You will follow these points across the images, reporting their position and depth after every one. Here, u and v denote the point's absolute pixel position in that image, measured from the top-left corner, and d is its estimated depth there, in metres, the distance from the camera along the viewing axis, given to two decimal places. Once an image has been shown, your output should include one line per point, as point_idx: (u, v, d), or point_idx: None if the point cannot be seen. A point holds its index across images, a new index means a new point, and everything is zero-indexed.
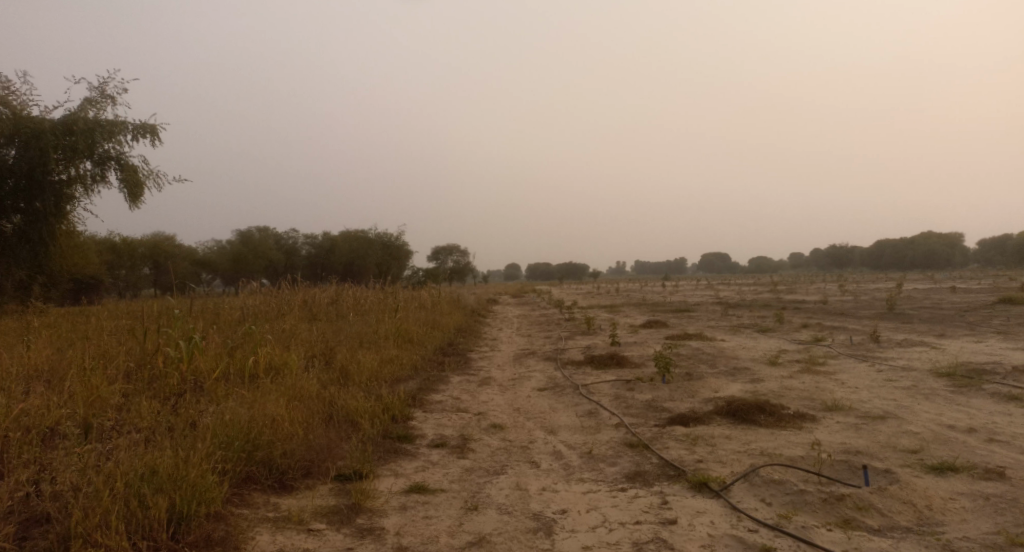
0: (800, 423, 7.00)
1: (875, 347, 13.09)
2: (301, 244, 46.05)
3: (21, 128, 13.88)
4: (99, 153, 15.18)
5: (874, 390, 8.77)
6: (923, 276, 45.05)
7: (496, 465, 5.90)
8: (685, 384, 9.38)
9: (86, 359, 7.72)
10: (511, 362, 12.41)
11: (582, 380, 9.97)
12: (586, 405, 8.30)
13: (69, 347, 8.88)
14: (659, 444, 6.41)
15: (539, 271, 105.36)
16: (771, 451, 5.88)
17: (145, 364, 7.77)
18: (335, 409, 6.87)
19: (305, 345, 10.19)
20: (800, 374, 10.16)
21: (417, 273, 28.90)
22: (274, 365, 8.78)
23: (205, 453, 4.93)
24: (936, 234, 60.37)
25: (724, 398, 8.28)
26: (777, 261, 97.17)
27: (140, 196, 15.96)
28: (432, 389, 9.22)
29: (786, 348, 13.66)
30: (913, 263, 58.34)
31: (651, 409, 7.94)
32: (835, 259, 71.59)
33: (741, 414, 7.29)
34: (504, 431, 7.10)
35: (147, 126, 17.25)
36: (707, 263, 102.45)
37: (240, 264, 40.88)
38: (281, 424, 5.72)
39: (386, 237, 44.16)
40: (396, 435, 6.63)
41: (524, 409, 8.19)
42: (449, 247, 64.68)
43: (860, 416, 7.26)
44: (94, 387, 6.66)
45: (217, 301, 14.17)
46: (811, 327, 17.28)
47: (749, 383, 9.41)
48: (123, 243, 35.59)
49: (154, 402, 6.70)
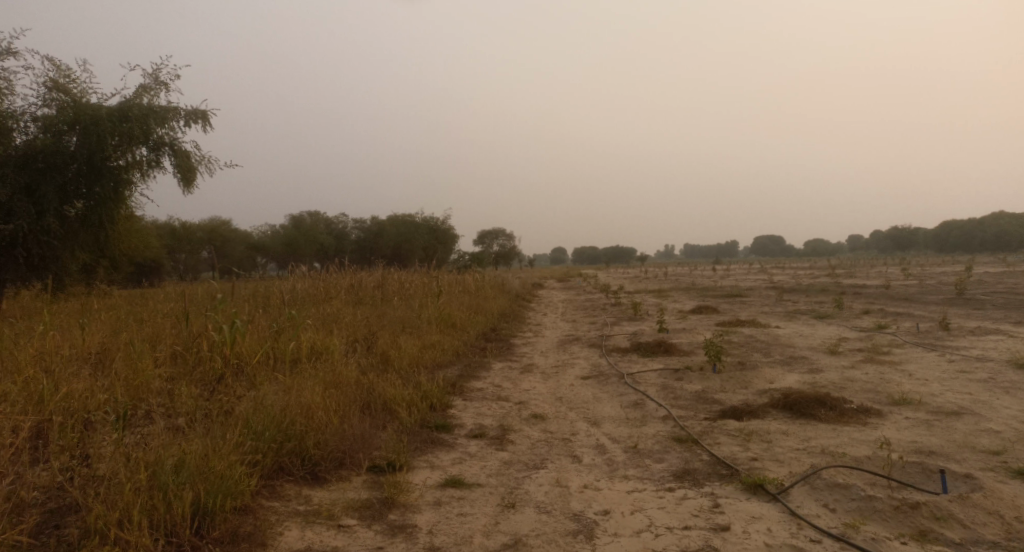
0: (864, 419, 6.50)
1: (944, 335, 12.30)
2: (350, 229, 46.53)
3: (80, 116, 14.11)
4: (154, 139, 15.37)
5: (946, 382, 8.15)
6: (992, 259, 42.76)
7: (536, 460, 5.61)
8: (738, 374, 8.91)
9: (134, 343, 7.73)
10: (554, 348, 12.10)
11: (628, 368, 9.59)
12: (631, 395, 7.94)
13: (120, 330, 8.94)
14: (710, 440, 6.02)
15: (586, 256, 104.53)
16: (834, 450, 5.44)
17: (190, 346, 7.72)
18: (372, 396, 6.67)
19: (348, 329, 10.08)
20: (863, 365, 9.56)
21: (462, 257, 28.82)
22: (316, 349, 8.66)
23: (235, 444, 4.75)
24: (1007, 215, 57.17)
25: (780, 390, 7.80)
26: (833, 244, 94.04)
27: (193, 182, 16.14)
28: (473, 376, 8.99)
29: (846, 335, 12.97)
30: (982, 245, 55.55)
31: (700, 401, 7.53)
32: (897, 242, 68.74)
33: (799, 408, 6.83)
34: (545, 422, 6.81)
35: (198, 112, 17.46)
36: (760, 246, 99.69)
37: (293, 248, 41.58)
38: (317, 412, 5.51)
39: (433, 221, 44.28)
40: (434, 424, 6.40)
41: (567, 399, 7.88)
42: (495, 230, 64.64)
43: (931, 411, 6.72)
44: (138, 370, 6.60)
45: (266, 285, 14.24)
46: (873, 313, 16.43)
47: (806, 374, 8.89)
48: (181, 227, 36.54)
49: (196, 387, 6.60)
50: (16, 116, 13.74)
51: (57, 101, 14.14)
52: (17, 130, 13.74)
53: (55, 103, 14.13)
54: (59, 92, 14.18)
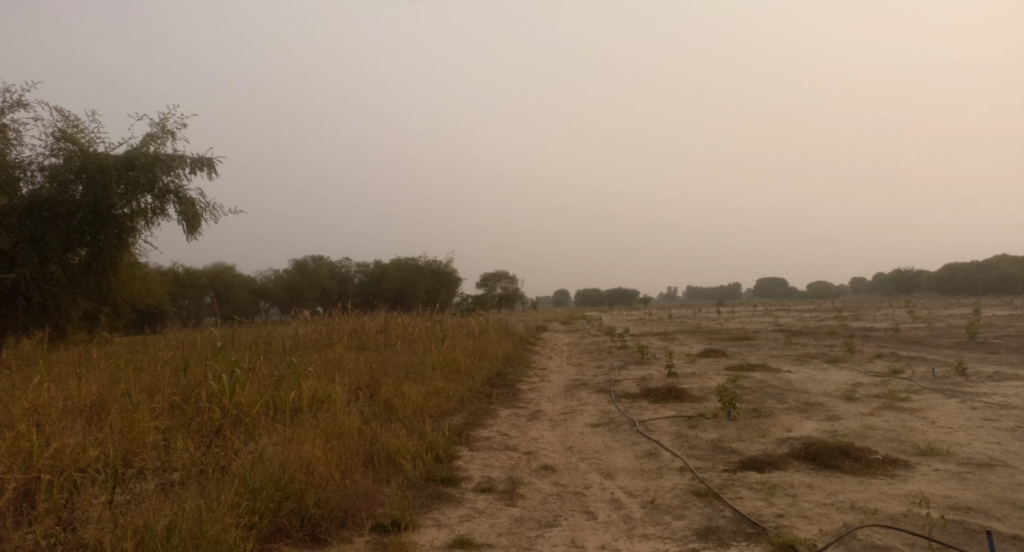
0: (892, 471, 6.19)
1: (962, 380, 11.99)
2: (353, 272, 46.43)
3: (87, 164, 14.13)
4: (160, 186, 15.35)
5: (972, 430, 7.85)
6: (1000, 301, 42.45)
7: (548, 517, 5.30)
8: (754, 422, 8.59)
9: (131, 394, 7.46)
10: (562, 394, 11.79)
11: (639, 415, 9.28)
12: (644, 444, 7.64)
13: (118, 379, 8.69)
14: (731, 494, 5.71)
15: (589, 298, 104.31)
16: (865, 506, 5.14)
17: (187, 397, 7.46)
18: (375, 448, 6.38)
19: (351, 376, 9.81)
20: (882, 411, 9.24)
21: (466, 300, 28.62)
22: (317, 398, 8.39)
23: (230, 504, 4.48)
24: (1011, 257, 57.04)
25: (799, 439, 7.49)
26: (836, 286, 93.82)
27: (198, 228, 16.06)
28: (479, 424, 8.68)
29: (860, 380, 12.67)
30: (986, 287, 55.33)
31: (717, 451, 7.22)
32: (900, 284, 68.46)
33: (821, 459, 6.52)
34: (556, 474, 6.51)
35: (204, 159, 17.51)
36: (763, 288, 99.36)
37: (296, 292, 41.43)
38: (318, 468, 5.22)
39: (436, 265, 44.21)
40: (440, 477, 6.09)
41: (577, 448, 7.58)
42: (498, 273, 64.53)
43: (962, 462, 6.41)
44: (133, 423, 6.32)
45: (268, 331, 14.01)
46: (885, 356, 16.12)
47: (825, 421, 8.57)
48: (185, 273, 36.47)
49: (192, 440, 6.32)
50: (24, 166, 13.75)
51: (65, 151, 14.16)
52: (23, 179, 13.73)
53: (63, 152, 14.16)
54: (67, 141, 14.22)
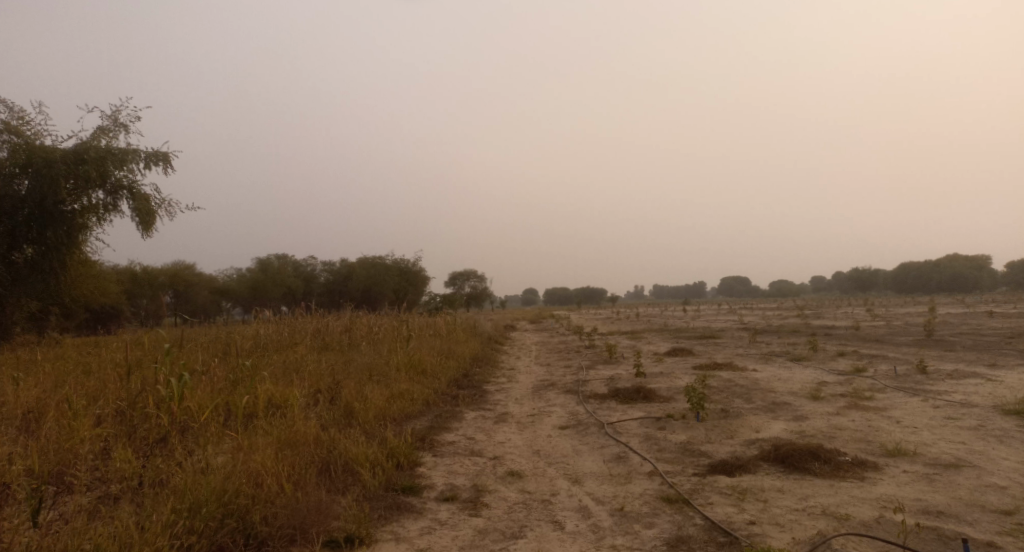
0: (862, 473, 6.11)
1: (923, 378, 12.11)
2: (319, 271, 45.58)
3: (33, 158, 13.46)
4: (112, 181, 14.72)
5: (937, 430, 7.86)
6: (953, 300, 43.60)
7: (513, 527, 5.08)
8: (722, 423, 8.50)
9: (72, 400, 7.03)
10: (529, 395, 11.58)
11: (607, 417, 9.11)
12: (613, 447, 7.48)
13: (61, 383, 8.20)
14: (701, 499, 5.56)
15: (557, 296, 104.75)
16: (837, 511, 5.04)
17: (134, 402, 7.06)
18: (332, 455, 6.08)
19: (311, 379, 9.46)
20: (848, 411, 9.23)
21: (433, 299, 28.28)
22: (275, 402, 8.02)
23: (166, 525, 4.16)
24: (964, 256, 58.79)
25: (768, 441, 7.41)
26: (797, 285, 95.69)
27: (153, 225, 15.44)
28: (443, 427, 8.41)
29: (825, 378, 12.72)
30: (940, 286, 57.00)
31: (686, 453, 7.09)
32: (859, 282, 70.09)
33: (791, 461, 6.43)
34: (522, 480, 6.28)
35: (160, 153, 16.91)
36: (727, 286, 100.76)
37: (259, 291, 40.53)
38: (267, 481, 4.92)
39: (403, 263, 43.69)
40: (400, 486, 5.82)
41: (544, 452, 7.36)
42: (465, 272, 64.15)
43: (930, 463, 6.38)
44: (73, 434, 5.93)
45: (227, 332, 13.53)
46: (848, 355, 16.29)
47: (793, 421, 8.51)
48: (143, 272, 35.41)
49: (135, 450, 5.94)
50: None
51: (9, 144, 13.47)
52: None
53: (7, 145, 13.46)
54: (12, 134, 13.54)
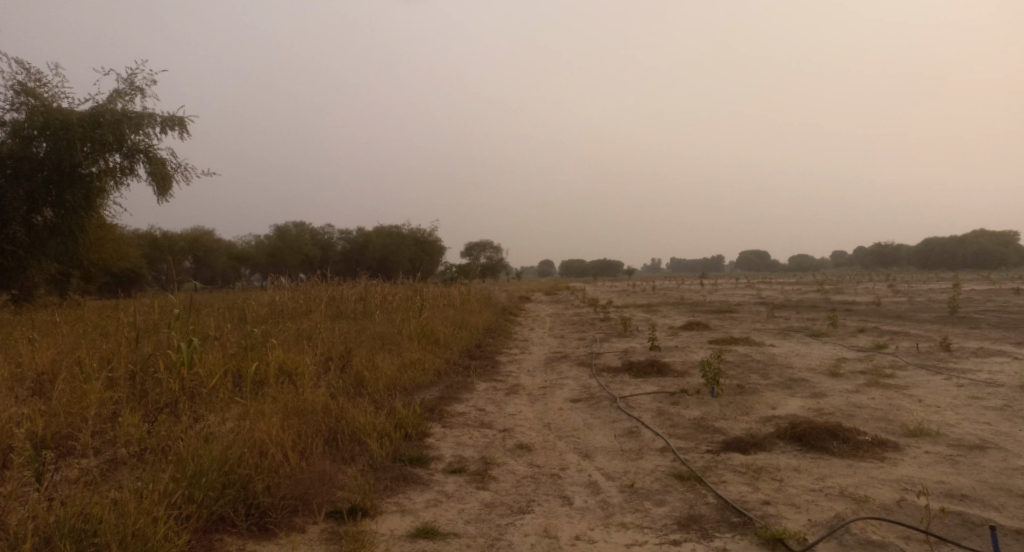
0: (881, 454, 5.91)
1: (947, 356, 11.81)
2: (336, 240, 45.61)
3: (50, 120, 13.38)
4: (128, 145, 14.62)
5: (961, 410, 7.62)
6: (977, 276, 42.77)
7: (521, 502, 4.96)
8: (738, 399, 8.31)
9: (83, 363, 6.99)
10: (542, 367, 11.45)
11: (620, 391, 8.96)
12: (625, 421, 7.33)
13: (74, 345, 8.18)
14: (715, 477, 5.42)
15: (573, 269, 104.59)
16: (856, 493, 4.88)
17: (144, 366, 7.01)
18: (339, 424, 5.98)
19: (322, 346, 9.38)
20: (867, 388, 9.01)
21: (448, 269, 28.17)
22: (285, 369, 7.94)
23: (165, 494, 4.10)
24: (989, 233, 57.59)
25: (785, 418, 7.22)
26: (817, 260, 94.55)
27: (169, 190, 15.37)
28: (453, 398, 8.31)
29: (844, 355, 12.45)
30: (964, 263, 56.00)
31: (700, 430, 6.92)
32: (880, 258, 69.03)
33: (808, 440, 6.25)
34: (531, 454, 6.16)
35: (176, 117, 16.81)
36: (745, 261, 99.71)
37: (277, 259, 40.73)
38: (270, 451, 4.83)
39: (420, 232, 43.57)
40: (407, 457, 5.71)
41: (555, 426, 7.24)
42: (481, 242, 63.89)
43: (953, 444, 6.17)
44: (81, 398, 5.90)
45: (242, 298, 13.50)
46: (868, 331, 15.97)
47: (810, 399, 8.30)
48: (162, 237, 35.67)
49: (142, 414, 5.90)
50: None
51: (26, 106, 13.40)
52: None
53: (24, 107, 13.39)
54: (29, 96, 13.45)
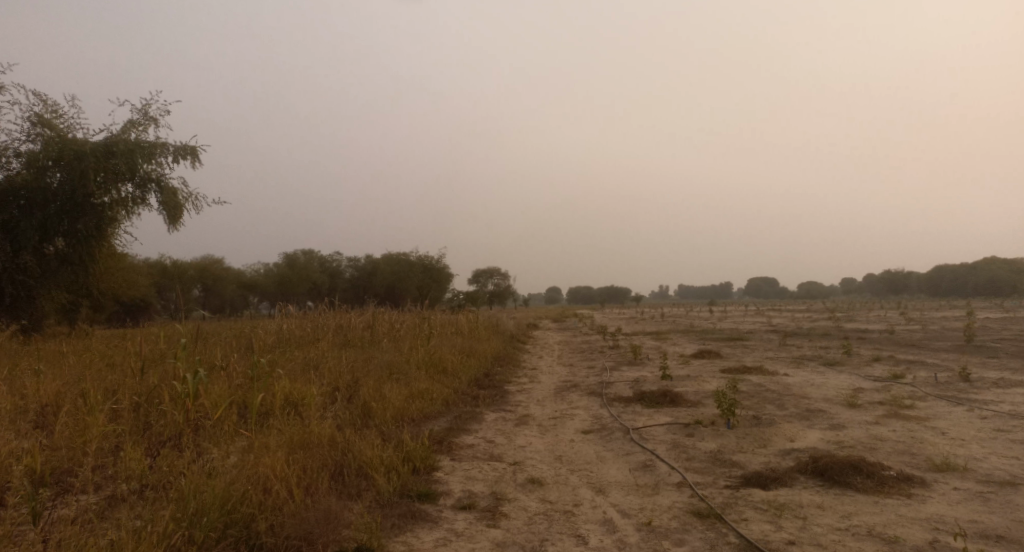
0: (908, 490, 5.68)
1: (966, 387, 11.54)
2: (344, 267, 45.65)
3: (64, 151, 13.46)
4: (140, 175, 14.67)
5: (986, 443, 7.38)
6: (991, 304, 42.30)
7: (533, 541, 4.76)
8: (754, 430, 8.09)
9: (87, 394, 6.88)
10: (552, 396, 11.26)
11: (632, 422, 8.74)
12: (639, 454, 7.13)
13: (80, 374, 8.08)
14: (735, 515, 5.21)
15: (581, 296, 104.37)
16: (885, 533, 4.67)
17: (149, 397, 6.89)
18: (346, 459, 5.81)
19: (329, 376, 9.25)
20: (888, 420, 8.77)
21: (456, 296, 28.08)
22: (291, 399, 7.80)
23: (163, 536, 3.95)
24: (1000, 260, 57.15)
25: (805, 452, 7.00)
26: (827, 287, 94.03)
27: (179, 219, 15.40)
28: (462, 429, 8.13)
29: (861, 384, 12.20)
30: (975, 290, 55.52)
31: (716, 463, 6.71)
32: (890, 285, 68.54)
33: (830, 474, 6.03)
34: (543, 489, 5.96)
35: (187, 147, 16.92)
36: (754, 288, 99.17)
37: (286, 286, 40.80)
38: (275, 488, 4.67)
39: (428, 260, 43.57)
40: (415, 493, 5.53)
41: (567, 459, 7.04)
42: (489, 269, 63.82)
43: (982, 480, 5.94)
44: (84, 432, 5.76)
45: (250, 326, 13.43)
46: (883, 360, 15.69)
47: (829, 431, 8.06)
48: (172, 265, 35.83)
49: (145, 447, 5.76)
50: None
51: (41, 137, 13.50)
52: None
53: (39, 138, 13.49)
54: (44, 127, 13.55)
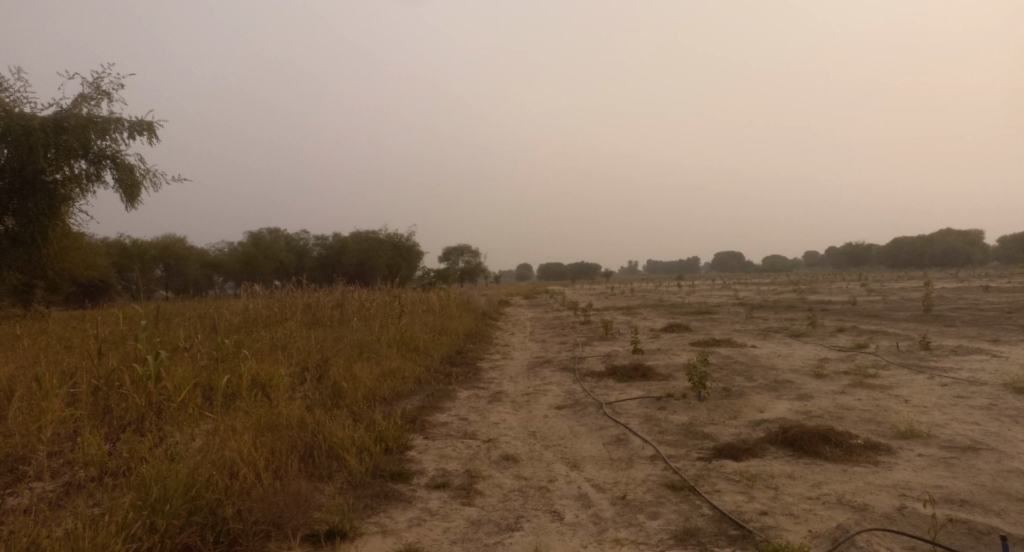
0: (875, 457, 5.79)
1: (927, 355, 11.83)
2: (311, 246, 44.93)
3: (12, 127, 12.86)
4: (94, 152, 14.13)
5: (948, 410, 7.57)
6: (948, 274, 43.60)
7: (509, 519, 4.74)
8: (724, 402, 8.17)
9: (42, 378, 6.62)
10: (524, 373, 11.23)
11: (605, 396, 8.76)
12: (612, 428, 7.15)
13: (35, 358, 7.78)
14: (708, 486, 5.25)
15: (550, 272, 104.70)
16: (854, 501, 4.76)
17: (108, 380, 6.66)
18: (316, 440, 5.70)
19: (298, 356, 9.07)
20: (853, 389, 8.93)
21: (427, 274, 27.85)
22: (259, 380, 7.63)
23: (122, 527, 3.82)
24: (956, 232, 58.76)
25: (775, 422, 7.09)
26: (791, 260, 95.77)
27: (137, 198, 14.91)
28: (435, 407, 8.06)
29: (826, 355, 12.43)
30: (932, 261, 57.06)
31: (688, 436, 6.75)
32: (851, 258, 70.06)
33: (800, 444, 6.11)
34: (518, 465, 5.94)
35: (144, 123, 16.33)
36: (721, 262, 100.49)
37: (251, 266, 40.06)
38: (242, 471, 4.56)
39: (397, 237, 43.12)
40: (388, 472, 5.45)
41: (540, 434, 7.03)
42: (459, 247, 63.48)
43: (945, 446, 6.08)
44: (38, 418, 5.55)
45: (215, 307, 13.12)
46: (847, 330, 16.01)
47: (797, 401, 8.18)
48: (133, 245, 34.85)
49: (105, 433, 5.58)
50: None
51: None
52: None
53: None
54: None
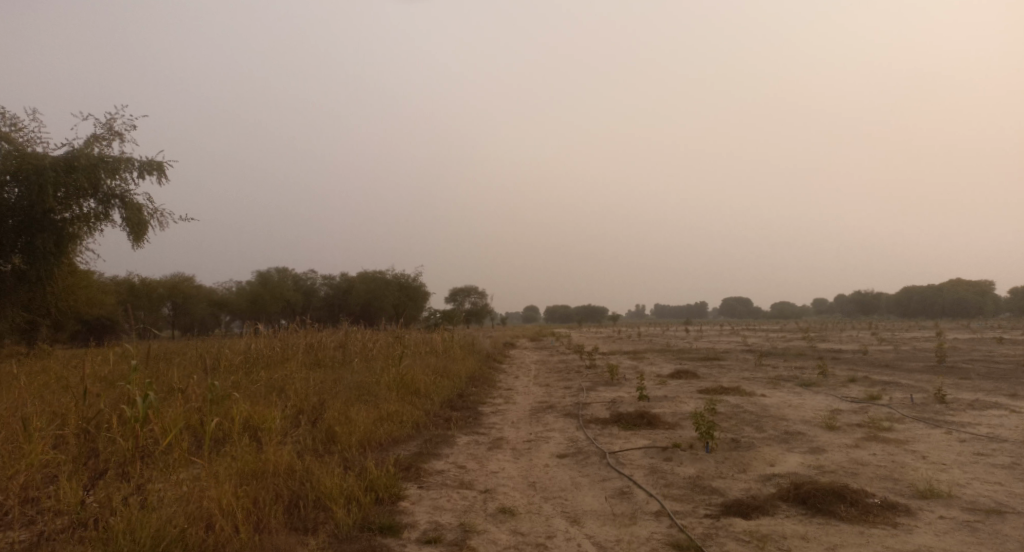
0: (893, 519, 5.46)
1: (943, 408, 11.45)
2: (319, 285, 44.87)
3: (23, 165, 12.91)
4: (103, 191, 14.15)
5: (969, 468, 7.22)
6: (960, 324, 43.08)
7: None
8: (733, 455, 7.84)
9: (27, 418, 6.42)
10: (526, 418, 10.93)
11: (609, 445, 8.46)
12: (616, 480, 6.84)
13: (24, 396, 7.58)
14: (716, 547, 4.94)
15: (558, 314, 104.40)
16: None
17: (95, 421, 6.45)
18: (303, 490, 5.44)
19: (294, 398, 8.83)
20: (867, 442, 8.59)
21: (434, 315, 27.66)
22: (251, 423, 7.38)
23: None
24: (967, 282, 58.26)
25: (786, 477, 6.76)
26: (800, 307, 95.12)
27: (144, 237, 14.88)
28: (432, 454, 7.76)
29: (838, 406, 12.06)
30: (943, 310, 56.48)
31: (695, 490, 6.44)
32: (861, 306, 69.42)
33: (813, 502, 5.79)
34: (515, 520, 5.64)
35: (154, 162, 16.44)
36: (729, 307, 100.03)
37: (258, 305, 39.98)
38: (218, 523, 4.35)
39: (403, 278, 43.05)
40: (377, 525, 5.16)
41: (540, 485, 6.73)
42: (466, 289, 63.35)
43: (968, 507, 5.76)
44: (15, 462, 5.33)
45: (215, 346, 12.93)
46: (859, 380, 15.63)
47: (810, 454, 7.85)
48: (141, 283, 34.90)
49: (84, 478, 5.35)
50: None
51: None
52: None
53: None
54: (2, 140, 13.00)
